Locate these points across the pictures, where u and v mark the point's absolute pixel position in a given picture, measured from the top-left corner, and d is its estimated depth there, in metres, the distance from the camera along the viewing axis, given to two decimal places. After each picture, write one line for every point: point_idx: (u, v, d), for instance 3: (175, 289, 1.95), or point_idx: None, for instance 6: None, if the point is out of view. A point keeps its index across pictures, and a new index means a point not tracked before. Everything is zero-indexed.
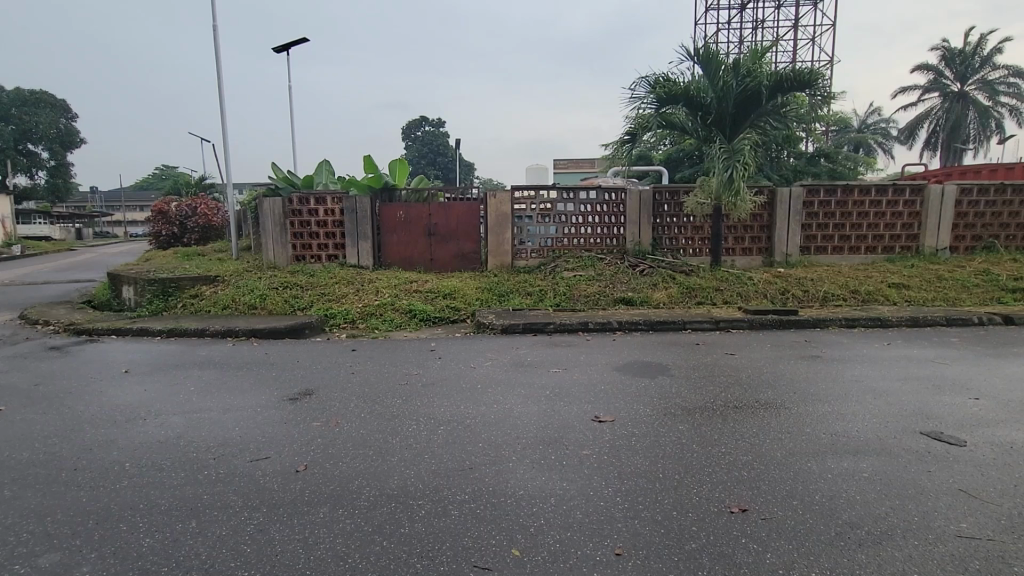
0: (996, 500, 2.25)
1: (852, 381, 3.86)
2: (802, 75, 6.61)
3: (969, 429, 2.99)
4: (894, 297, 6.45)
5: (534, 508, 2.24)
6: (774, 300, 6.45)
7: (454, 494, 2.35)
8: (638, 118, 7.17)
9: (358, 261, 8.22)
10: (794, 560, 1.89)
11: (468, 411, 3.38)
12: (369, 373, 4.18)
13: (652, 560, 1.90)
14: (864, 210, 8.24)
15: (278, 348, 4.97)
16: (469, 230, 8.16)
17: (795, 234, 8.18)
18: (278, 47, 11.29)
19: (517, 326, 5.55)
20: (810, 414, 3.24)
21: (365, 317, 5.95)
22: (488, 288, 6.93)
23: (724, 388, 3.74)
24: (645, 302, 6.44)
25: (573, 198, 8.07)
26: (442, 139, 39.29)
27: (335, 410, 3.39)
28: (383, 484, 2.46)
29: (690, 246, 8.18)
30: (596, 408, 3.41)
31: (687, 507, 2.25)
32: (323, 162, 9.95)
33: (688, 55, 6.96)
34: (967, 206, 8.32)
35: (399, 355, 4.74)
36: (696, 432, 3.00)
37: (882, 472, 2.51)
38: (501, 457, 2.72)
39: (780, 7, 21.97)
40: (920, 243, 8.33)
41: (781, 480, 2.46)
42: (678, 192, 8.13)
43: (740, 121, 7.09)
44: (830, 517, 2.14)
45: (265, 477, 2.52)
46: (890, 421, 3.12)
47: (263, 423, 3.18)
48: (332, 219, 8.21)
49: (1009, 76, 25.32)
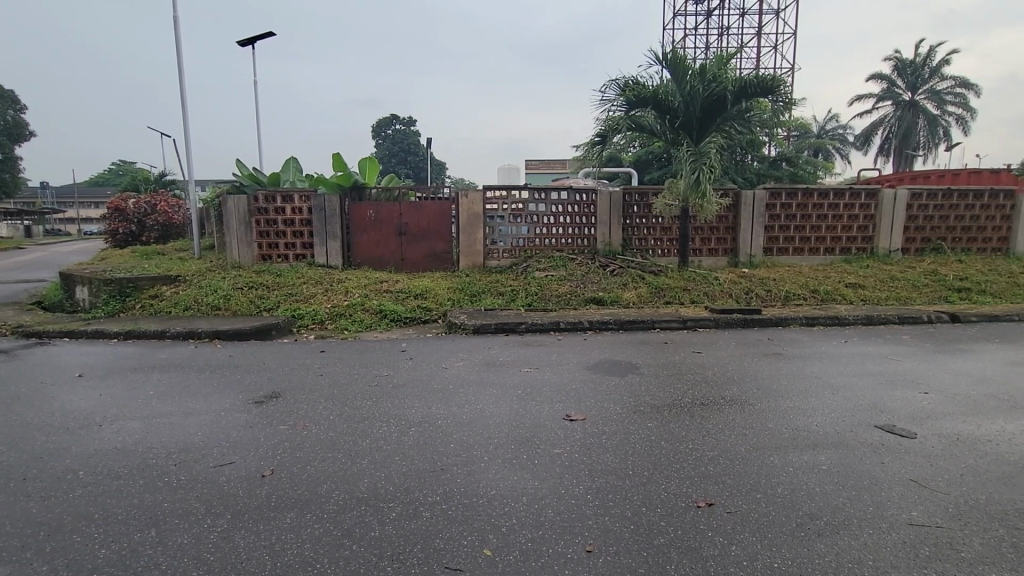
0: (943, 489, 2.38)
1: (812, 377, 4.01)
2: (764, 81, 6.79)
3: (920, 422, 3.15)
4: (851, 297, 6.71)
5: (507, 508, 2.24)
6: (739, 299, 6.62)
7: (425, 496, 2.34)
8: (608, 121, 7.29)
9: (327, 260, 8.07)
10: (758, 552, 1.95)
11: (439, 411, 3.37)
12: (338, 375, 4.12)
13: (622, 556, 1.93)
14: (823, 213, 8.55)
15: (243, 350, 4.84)
16: (440, 229, 8.11)
17: (758, 235, 8.44)
18: (243, 42, 10.95)
19: (489, 326, 5.56)
20: (773, 409, 3.36)
21: (335, 318, 5.85)
22: (459, 288, 6.90)
23: (692, 386, 3.83)
24: (616, 302, 6.53)
25: (544, 199, 8.12)
26: (414, 138, 38.93)
27: (303, 413, 3.32)
28: (352, 488, 2.42)
29: (658, 247, 8.34)
30: (567, 407, 3.44)
31: (655, 503, 2.29)
32: (290, 159, 9.72)
33: (656, 59, 7.08)
34: (917, 209, 8.73)
35: (370, 356, 4.68)
36: (666, 430, 3.06)
37: (839, 465, 2.61)
38: (473, 457, 2.72)
39: (745, 14, 22.61)
40: (874, 245, 8.70)
41: (746, 473, 2.54)
42: (647, 193, 8.26)
43: (707, 125, 7.24)
44: (792, 509, 2.22)
45: (229, 483, 2.45)
46: (848, 415, 3.25)
47: (225, 428, 3.08)
48: (299, 218, 8.04)
49: (956, 86, 26.69)
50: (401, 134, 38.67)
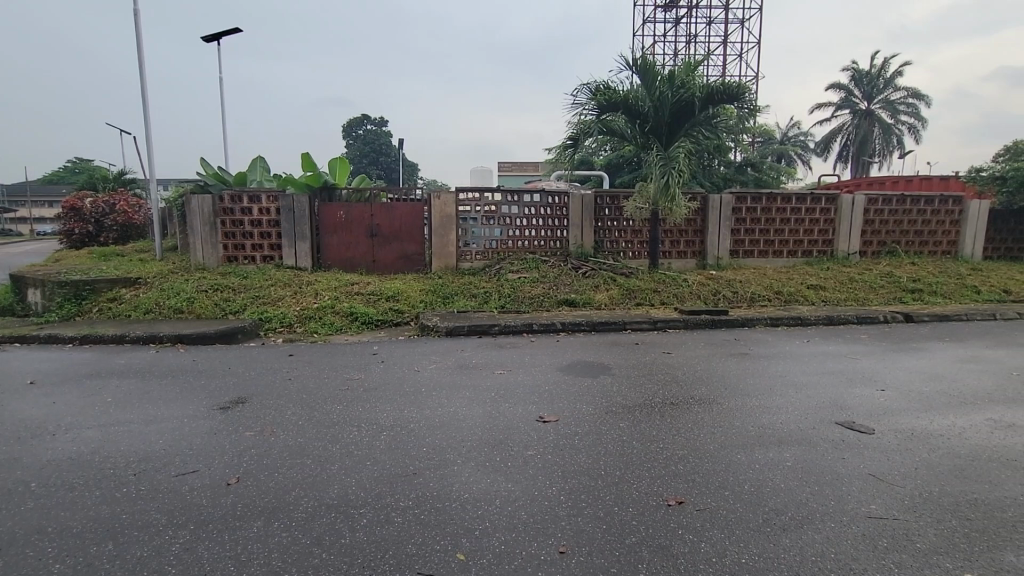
0: (900, 482, 2.49)
1: (777, 376, 4.14)
2: (730, 88, 6.99)
3: (878, 418, 3.28)
4: (812, 298, 6.95)
5: (480, 511, 2.24)
6: (707, 300, 6.78)
7: (397, 501, 2.32)
8: (579, 124, 7.40)
9: (296, 262, 7.90)
10: (726, 548, 2.00)
11: (412, 415, 3.33)
12: (307, 379, 4.04)
13: (595, 557, 1.95)
14: (786, 217, 8.83)
15: (208, 354, 4.70)
16: (412, 231, 8.04)
17: (725, 238, 8.66)
18: (208, 37, 10.61)
19: (462, 328, 5.54)
20: (740, 408, 3.45)
21: (304, 321, 5.74)
22: (432, 289, 6.86)
23: (663, 386, 3.90)
24: (588, 304, 6.59)
25: (517, 201, 8.14)
26: (385, 138, 38.50)
27: (270, 419, 3.25)
28: (322, 494, 2.37)
29: (630, 249, 8.47)
30: (540, 409, 3.46)
31: (627, 502, 2.33)
32: (257, 158, 9.49)
33: (627, 64, 7.20)
34: (874, 214, 9.10)
35: (340, 359, 4.61)
36: (637, 429, 3.11)
37: (803, 461, 2.70)
38: (446, 460, 2.71)
39: (711, 23, 23.19)
40: (834, 248, 9.03)
41: (713, 471, 2.60)
42: (619, 197, 8.38)
43: (675, 130, 7.40)
44: (758, 505, 2.28)
45: (192, 493, 2.37)
46: (811, 412, 3.36)
47: (189, 435, 2.98)
48: (267, 218, 7.86)
49: (909, 97, 27.94)
50: (373, 134, 38.20)
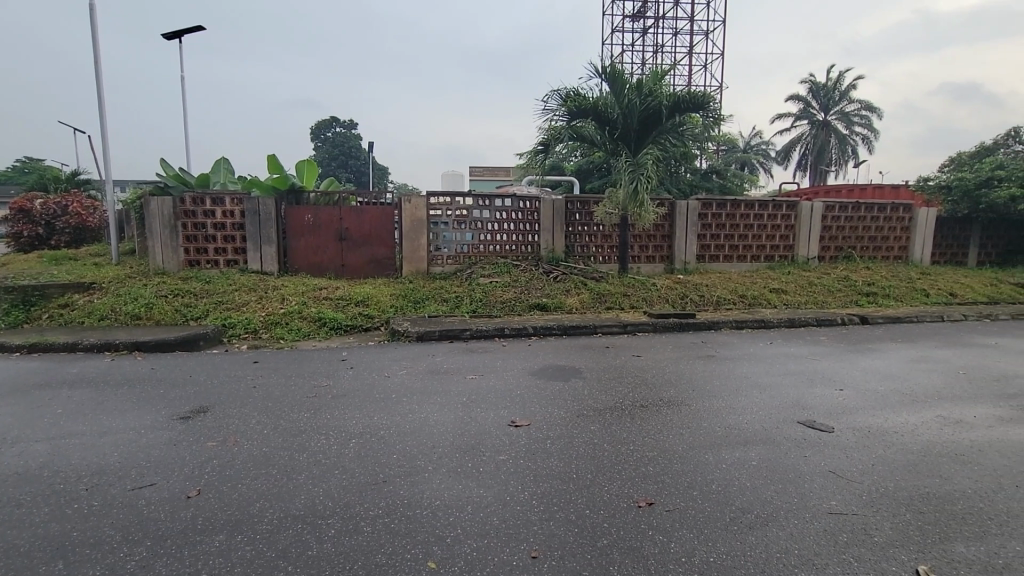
0: (858, 478, 2.59)
1: (741, 377, 4.25)
2: (695, 97, 7.17)
3: (837, 417, 3.41)
4: (775, 301, 7.18)
5: (451, 518, 2.22)
6: (675, 304, 6.92)
7: (367, 510, 2.28)
8: (550, 130, 7.47)
9: (261, 266, 7.71)
10: (695, 547, 2.04)
11: (382, 422, 3.28)
12: (273, 387, 3.93)
13: (566, 560, 1.96)
14: (749, 223, 9.11)
15: (167, 362, 4.53)
16: (382, 234, 7.94)
17: (692, 243, 8.86)
18: (169, 35, 10.26)
19: (433, 333, 5.49)
20: (706, 409, 3.53)
21: (270, 326, 5.59)
22: (403, 294, 6.79)
23: (632, 388, 3.96)
24: (559, 309, 6.64)
25: (488, 206, 8.15)
26: (355, 140, 37.99)
27: (234, 428, 3.14)
28: (287, 506, 2.31)
29: (600, 254, 8.57)
30: (512, 413, 3.46)
31: (599, 505, 2.35)
32: (221, 159, 9.22)
33: (596, 71, 7.31)
34: (831, 220, 9.47)
35: (307, 366, 4.51)
36: (608, 432, 3.15)
37: (768, 460, 2.78)
38: (417, 467, 2.68)
39: (677, 34, 23.76)
40: (795, 253, 9.35)
41: (682, 472, 2.65)
42: (589, 202, 8.48)
43: (643, 137, 7.54)
44: (725, 504, 2.34)
45: (149, 507, 2.28)
46: (774, 412, 3.47)
47: (147, 447, 2.86)
48: (231, 221, 7.65)
49: (862, 109, 29.21)
50: (341, 135, 37.65)
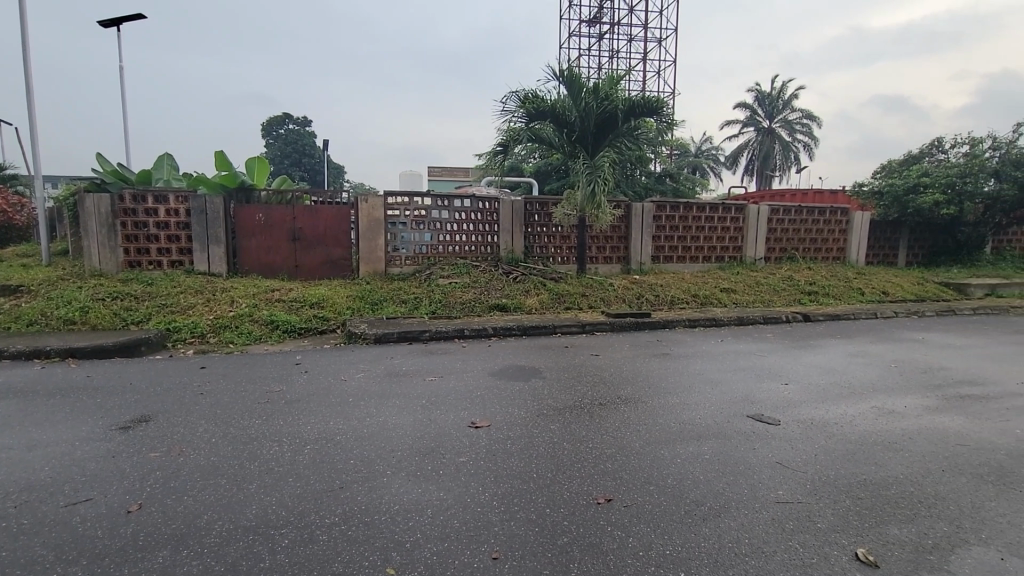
0: (803, 468, 2.72)
1: (694, 374, 4.39)
2: (650, 102, 7.34)
3: (783, 410, 3.58)
4: (725, 300, 7.46)
5: (411, 523, 2.20)
6: (632, 303, 7.08)
7: (322, 518, 2.22)
8: (509, 131, 7.52)
9: (209, 267, 7.38)
10: (652, 541, 2.09)
11: (339, 427, 3.20)
12: (222, 393, 3.76)
13: (527, 560, 1.97)
14: (701, 224, 9.43)
15: (105, 369, 4.27)
16: (338, 235, 7.76)
17: (647, 244, 9.09)
18: (106, 21, 9.66)
19: (391, 335, 5.40)
20: (661, 406, 3.63)
21: (218, 330, 5.35)
22: (360, 296, 6.65)
23: (591, 387, 4.02)
24: (519, 309, 6.68)
25: (447, 206, 8.09)
26: (308, 138, 36.92)
27: (179, 438, 2.99)
28: (237, 517, 2.22)
29: (558, 254, 8.65)
30: (472, 414, 3.45)
31: (559, 503, 2.38)
32: (165, 154, 8.77)
33: (554, 74, 7.39)
34: (777, 223, 9.93)
35: (259, 371, 4.35)
36: (567, 431, 3.18)
37: (720, 453, 2.88)
38: (375, 472, 2.63)
39: (632, 40, 24.31)
40: (743, 254, 9.74)
41: (639, 468, 2.71)
42: (547, 203, 8.55)
43: (600, 140, 7.68)
44: (680, 497, 2.42)
45: (85, 524, 2.14)
46: (725, 407, 3.60)
47: (83, 460, 2.68)
48: (175, 220, 7.29)
49: (803, 118, 30.75)
50: (295, 132, 36.48)
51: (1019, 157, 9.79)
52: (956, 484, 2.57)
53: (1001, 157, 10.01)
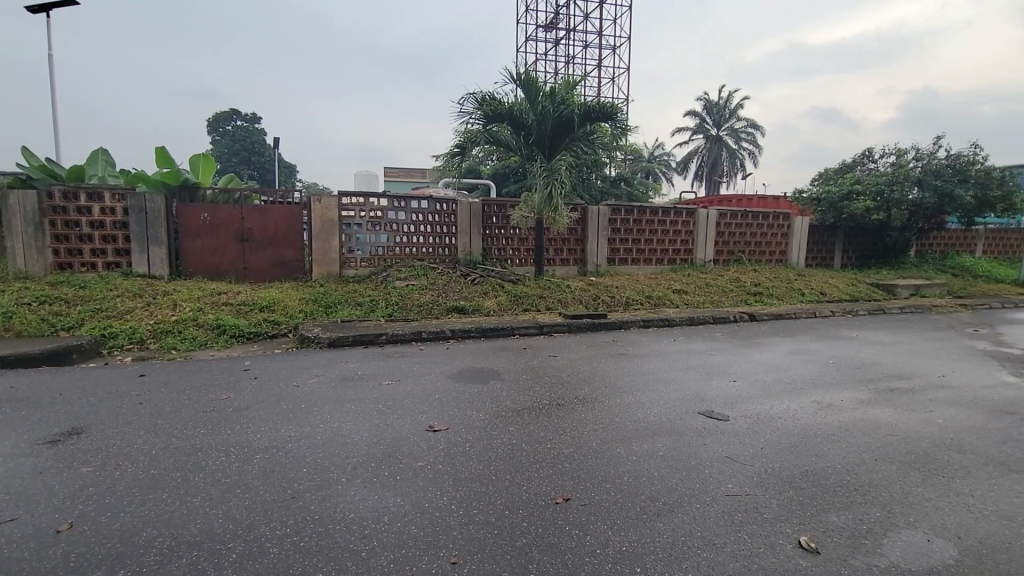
0: (750, 462, 2.84)
1: (649, 373, 4.51)
2: (605, 108, 7.48)
3: (731, 406, 3.72)
4: (677, 301, 7.71)
5: (366, 531, 2.15)
6: (588, 305, 7.20)
7: (273, 530, 2.13)
8: (466, 133, 7.50)
9: (148, 269, 6.99)
10: (609, 538, 2.12)
11: (291, 434, 3.10)
12: (163, 402, 3.56)
13: (486, 563, 1.96)
14: (654, 227, 9.70)
15: (30, 379, 3.96)
16: (290, 236, 7.52)
17: (603, 247, 9.27)
18: (34, 7, 8.99)
19: (346, 338, 5.27)
20: (617, 405, 3.70)
21: (159, 336, 5.07)
22: (313, 298, 6.45)
23: (549, 388, 4.05)
24: (477, 311, 6.67)
25: (404, 207, 7.98)
26: (257, 135, 35.59)
27: (116, 451, 2.81)
28: (180, 532, 2.11)
29: (516, 256, 8.70)
30: (430, 418, 3.41)
31: (518, 504, 2.38)
32: (99, 150, 8.25)
33: (511, 77, 7.43)
34: (724, 227, 10.34)
35: (204, 378, 4.14)
36: (525, 432, 3.20)
37: (673, 450, 2.97)
38: (329, 480, 2.56)
39: (587, 47, 24.74)
40: (694, 256, 10.09)
41: (596, 466, 2.76)
42: (505, 205, 8.58)
43: (556, 144, 7.77)
44: (635, 494, 2.47)
45: (8, 547, 1.97)
46: (678, 405, 3.71)
47: (6, 478, 2.47)
48: (111, 219, 6.87)
49: (747, 127, 32.14)
50: (242, 130, 34.97)
51: (938, 167, 10.56)
52: (887, 471, 2.74)
53: (923, 167, 10.76)
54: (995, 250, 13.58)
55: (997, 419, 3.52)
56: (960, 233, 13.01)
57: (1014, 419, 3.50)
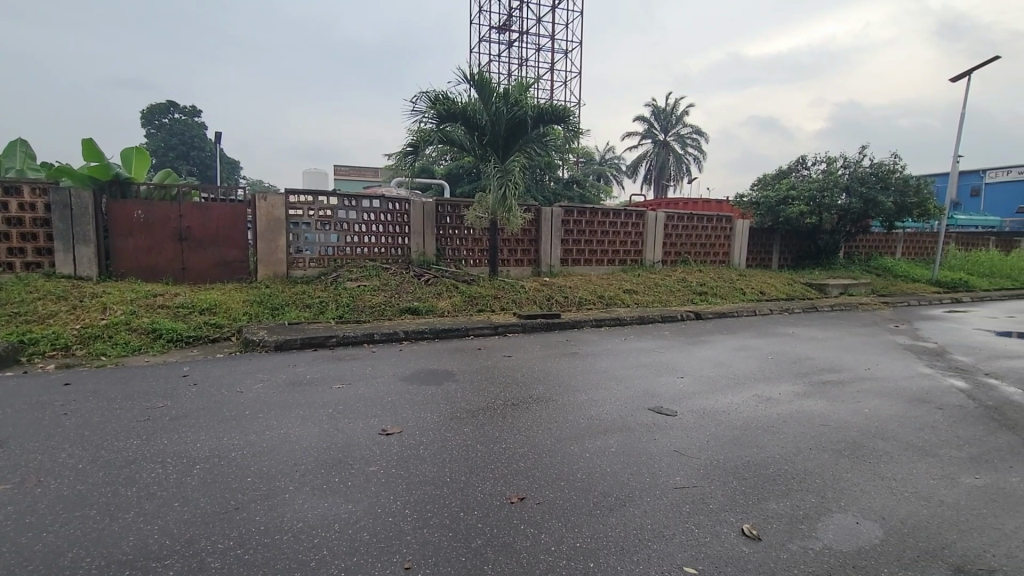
0: (697, 454, 2.95)
1: (600, 371, 4.61)
2: (557, 110, 7.58)
3: (680, 401, 3.85)
4: (628, 301, 7.91)
5: (316, 539, 2.08)
6: (542, 305, 7.28)
7: (215, 544, 2.03)
8: (419, 132, 7.42)
9: (74, 270, 6.50)
10: (563, 536, 2.15)
11: (236, 442, 2.97)
12: (93, 413, 3.32)
13: (440, 566, 1.94)
14: (605, 229, 9.90)
15: None
16: (232, 235, 7.19)
17: (556, 247, 9.38)
18: None
19: (294, 341, 5.09)
20: (571, 403, 3.76)
21: (88, 341, 4.73)
22: (258, 300, 6.20)
23: (504, 388, 4.06)
24: (430, 312, 6.60)
25: (354, 206, 7.79)
26: (196, 129, 33.78)
27: (37, 467, 2.59)
28: (110, 551, 1.97)
29: (471, 257, 8.68)
30: (383, 421, 3.34)
31: (472, 505, 2.37)
32: (17, 141, 7.61)
33: (464, 77, 7.39)
34: (672, 229, 10.70)
35: (137, 386, 3.89)
36: (480, 432, 3.19)
37: (625, 446, 3.04)
38: (276, 488, 2.47)
39: (540, 50, 24.92)
40: (644, 257, 10.38)
41: (551, 464, 2.79)
42: (459, 205, 8.54)
43: (510, 145, 7.79)
44: (589, 490, 2.52)
45: None
46: (630, 402, 3.81)
47: None
48: (31, 215, 6.35)
49: (693, 133, 33.34)
50: (181, 123, 33.17)
51: (863, 174, 11.32)
52: (820, 459, 2.92)
53: (850, 174, 11.50)
54: (912, 252, 14.71)
55: (915, 407, 3.81)
56: (882, 236, 14.01)
57: (930, 407, 3.81)
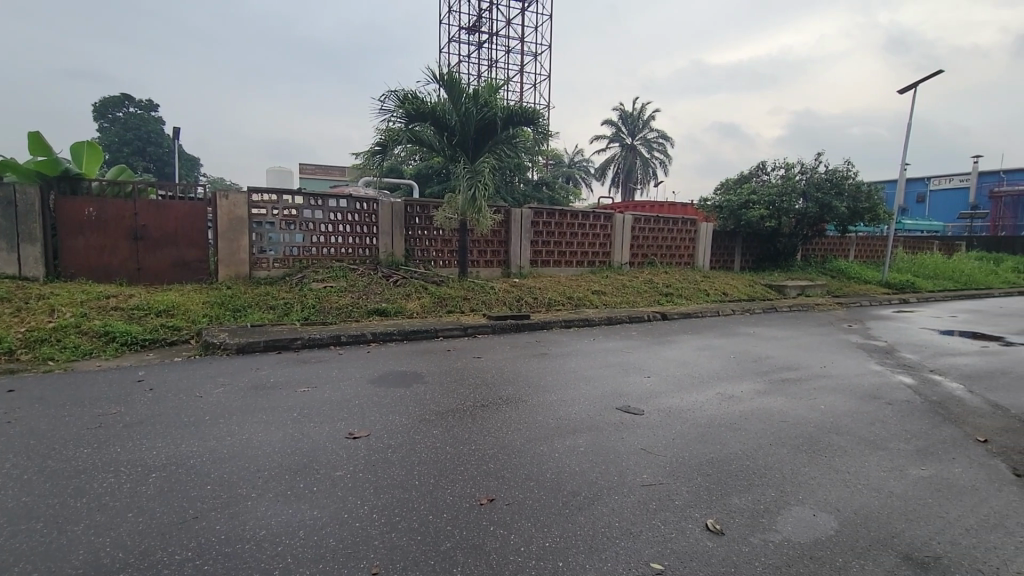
0: (662, 452, 3.02)
1: (569, 372, 4.65)
2: (526, 112, 7.60)
3: (646, 401, 3.92)
4: (596, 301, 8.01)
5: (279, 547, 2.03)
6: (512, 306, 7.29)
7: (173, 555, 1.96)
8: (387, 132, 7.34)
9: (18, 270, 6.15)
10: (532, 535, 2.16)
11: (195, 449, 2.86)
12: (39, 421, 3.15)
13: (409, 570, 1.93)
14: (574, 231, 9.99)
15: None
16: (191, 234, 6.94)
17: (526, 249, 9.42)
18: None
19: (257, 344, 4.95)
20: (541, 403, 3.78)
21: (34, 345, 4.49)
22: (219, 302, 6.00)
23: (473, 389, 4.05)
24: (399, 314, 6.53)
25: (320, 206, 7.63)
26: (152, 124, 32.45)
27: None
28: (59, 566, 1.88)
29: (440, 258, 8.61)
30: (350, 425, 3.29)
31: (441, 508, 2.36)
32: None
33: (434, 77, 7.35)
34: (639, 232, 10.89)
35: (89, 391, 3.71)
36: (449, 435, 3.17)
37: (593, 445, 3.08)
38: (237, 496, 2.39)
39: (510, 52, 24.95)
40: (611, 259, 10.52)
41: (520, 465, 2.80)
42: (428, 206, 8.47)
43: (480, 146, 7.78)
44: (558, 490, 2.54)
45: None
46: (598, 401, 3.85)
47: None
48: None
49: (659, 138, 33.99)
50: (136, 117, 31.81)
51: (819, 180, 11.77)
52: (780, 455, 3.02)
53: (807, 180, 11.95)
54: (864, 255, 15.38)
55: (867, 403, 3.99)
56: (836, 240, 14.61)
57: (880, 403, 3.99)
